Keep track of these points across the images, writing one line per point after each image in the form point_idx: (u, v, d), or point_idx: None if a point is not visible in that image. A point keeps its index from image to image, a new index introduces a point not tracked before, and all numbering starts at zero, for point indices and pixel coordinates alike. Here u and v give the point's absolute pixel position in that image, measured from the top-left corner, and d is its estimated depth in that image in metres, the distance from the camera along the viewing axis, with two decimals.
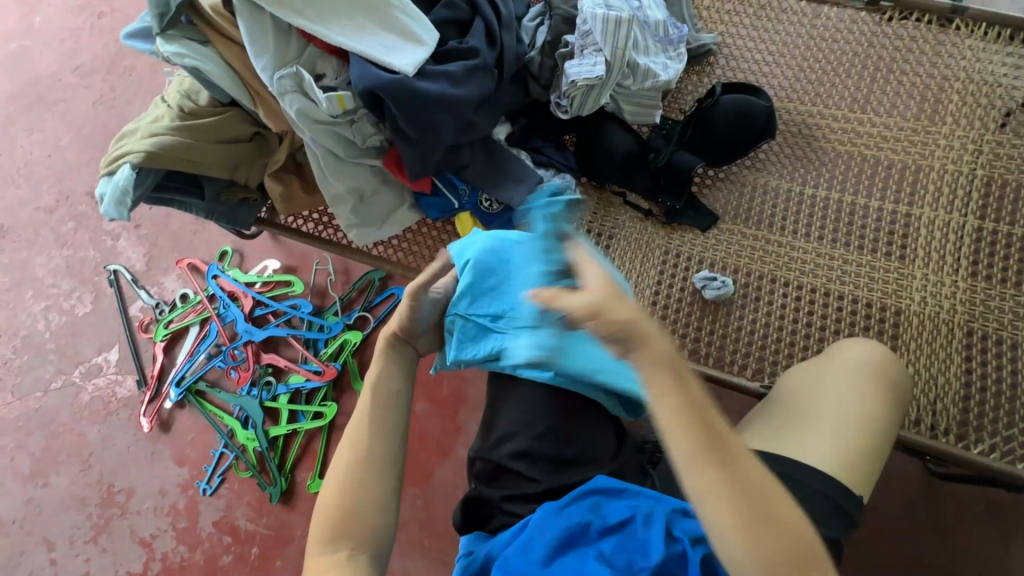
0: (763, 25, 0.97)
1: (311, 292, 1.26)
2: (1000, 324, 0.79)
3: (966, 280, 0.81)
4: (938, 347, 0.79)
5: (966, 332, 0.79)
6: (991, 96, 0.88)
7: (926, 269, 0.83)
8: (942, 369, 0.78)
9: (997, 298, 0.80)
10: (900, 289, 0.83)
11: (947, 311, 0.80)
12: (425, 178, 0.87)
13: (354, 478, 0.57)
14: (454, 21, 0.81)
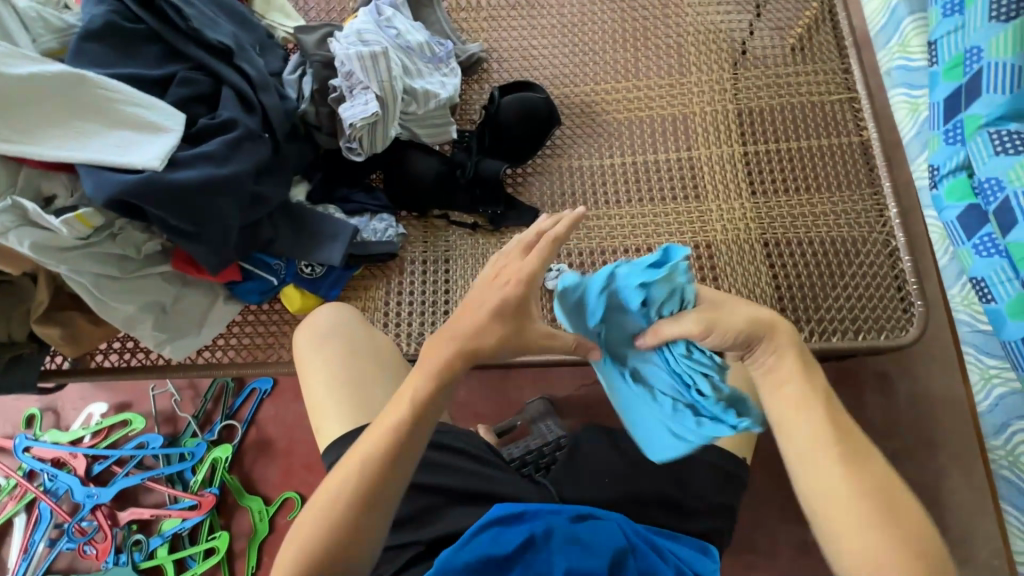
0: (519, 24, 1.03)
1: (158, 422, 1.10)
2: (784, 228, 0.92)
3: (749, 199, 0.93)
4: (746, 264, 0.90)
5: (762, 243, 0.91)
6: (717, 41, 1.02)
7: (718, 200, 0.94)
8: (755, 282, 0.88)
9: (776, 206, 0.93)
10: (703, 224, 0.92)
11: (743, 231, 0.92)
12: (230, 266, 0.79)
13: (343, 531, 0.51)
14: (198, 97, 0.74)
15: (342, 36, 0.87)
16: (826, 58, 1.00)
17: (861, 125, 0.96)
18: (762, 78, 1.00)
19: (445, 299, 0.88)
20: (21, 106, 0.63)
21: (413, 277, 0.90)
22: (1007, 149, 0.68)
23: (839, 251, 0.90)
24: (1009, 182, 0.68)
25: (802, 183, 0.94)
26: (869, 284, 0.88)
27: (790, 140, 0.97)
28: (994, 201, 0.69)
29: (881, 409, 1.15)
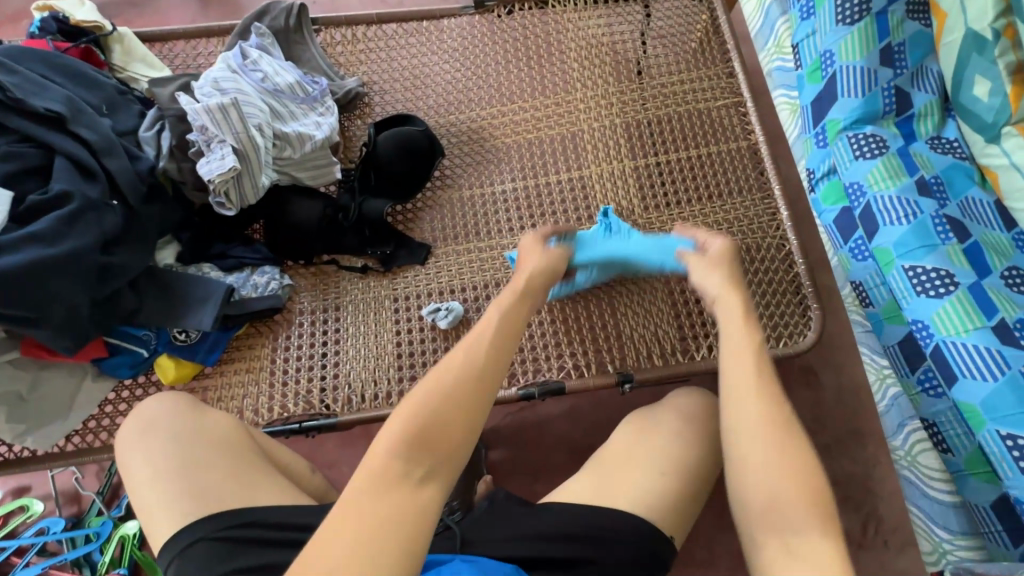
0: (396, 55, 1.00)
1: (61, 503, 1.04)
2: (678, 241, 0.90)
3: (642, 215, 0.91)
4: (643, 282, 0.87)
5: None
6: (600, 55, 1.00)
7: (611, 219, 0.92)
8: (653, 300, 0.86)
9: (668, 219, 0.91)
10: None
11: None
12: (90, 344, 0.75)
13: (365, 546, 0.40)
14: (27, 172, 0.69)
15: (197, 87, 0.83)
16: (710, 64, 1.00)
17: (748, 129, 0.95)
18: (651, 90, 0.98)
19: (335, 351, 0.84)
20: None
21: (302, 329, 0.86)
22: (864, 152, 0.67)
23: (734, 261, 0.89)
24: (868, 186, 0.65)
25: (696, 194, 0.93)
26: (767, 292, 0.86)
27: (681, 149, 0.95)
28: (856, 206, 0.67)
29: (810, 404, 1.15)
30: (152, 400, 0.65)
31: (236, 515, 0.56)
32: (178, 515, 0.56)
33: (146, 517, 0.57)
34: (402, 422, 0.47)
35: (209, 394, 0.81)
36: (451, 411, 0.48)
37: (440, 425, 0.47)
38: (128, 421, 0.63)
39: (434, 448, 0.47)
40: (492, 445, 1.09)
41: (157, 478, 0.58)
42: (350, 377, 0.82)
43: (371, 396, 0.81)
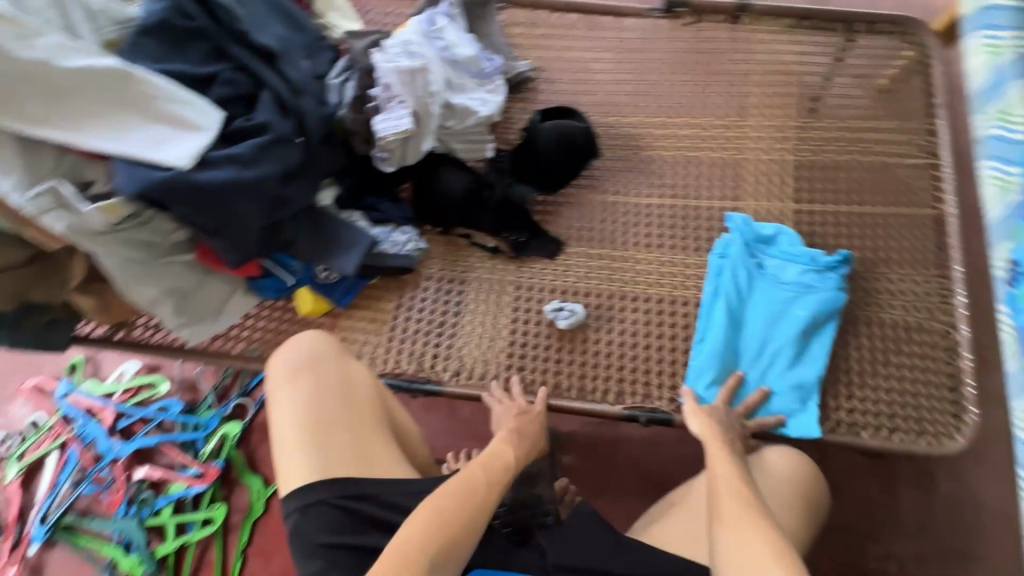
0: (573, 44, 0.99)
1: (180, 389, 1.16)
2: None
3: None
4: None
5: None
6: (787, 83, 0.93)
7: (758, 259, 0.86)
8: None
9: None
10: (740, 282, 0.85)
11: None
12: (250, 262, 0.81)
13: None
14: (237, 98, 0.75)
15: (388, 44, 0.86)
16: (909, 117, 0.90)
17: (938, 196, 0.85)
18: (834, 132, 0.90)
19: (453, 323, 0.87)
20: (67, 93, 0.64)
21: (426, 294, 0.89)
22: None
23: (887, 337, 0.80)
24: None
25: (859, 256, 0.85)
26: (919, 380, 0.77)
27: (853, 203, 0.87)
28: None
29: (916, 507, 1.04)
30: (291, 341, 0.71)
31: (355, 488, 0.63)
32: (310, 471, 0.64)
33: (283, 462, 0.65)
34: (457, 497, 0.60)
35: (335, 333, 0.87)
36: (453, 520, 0.58)
37: (444, 528, 0.57)
38: (269, 364, 0.71)
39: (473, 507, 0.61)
40: (567, 449, 1.08)
41: (298, 430, 0.65)
42: (463, 352, 0.85)
43: (478, 375, 0.83)
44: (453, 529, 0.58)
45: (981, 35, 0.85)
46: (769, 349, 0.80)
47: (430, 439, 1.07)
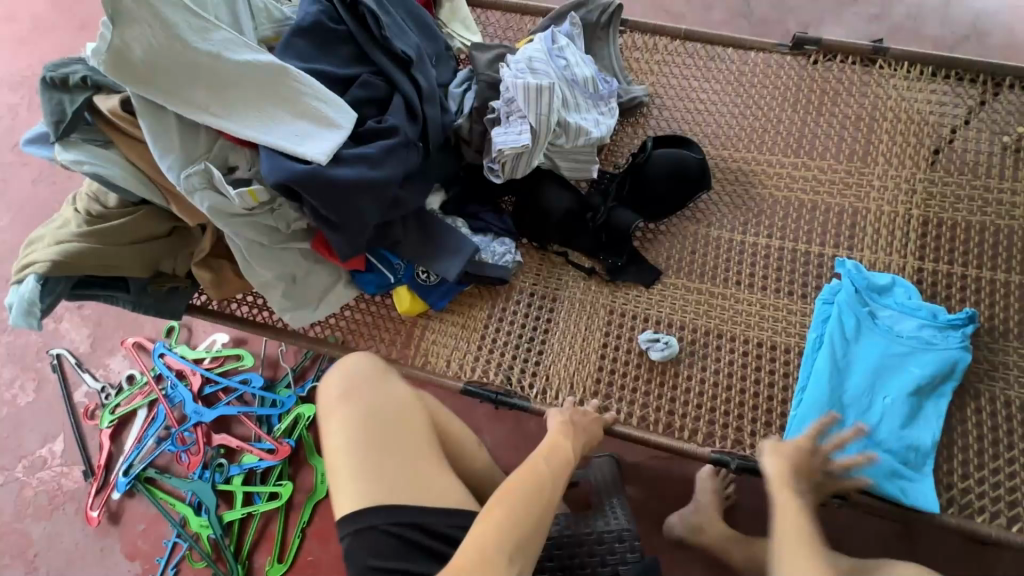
0: (692, 73, 0.98)
1: (262, 364, 1.21)
2: None
3: None
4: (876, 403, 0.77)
5: None
6: (919, 134, 0.88)
7: None
8: None
9: None
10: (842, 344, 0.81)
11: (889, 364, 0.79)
12: (358, 256, 0.84)
13: None
14: (371, 100, 0.78)
15: (513, 60, 0.88)
16: None
17: None
18: (968, 188, 0.85)
19: (541, 340, 0.87)
20: (230, 84, 0.69)
21: (517, 307, 0.90)
22: None
23: (1014, 417, 0.73)
24: None
25: (988, 324, 0.78)
26: None
27: (986, 268, 0.81)
28: None
29: None
30: (348, 359, 0.75)
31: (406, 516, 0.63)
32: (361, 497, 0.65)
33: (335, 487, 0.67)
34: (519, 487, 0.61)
35: (426, 334, 0.89)
36: (529, 513, 0.59)
37: (526, 520, 0.58)
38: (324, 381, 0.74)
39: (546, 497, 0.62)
40: (631, 480, 1.06)
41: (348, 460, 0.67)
42: (550, 370, 0.85)
43: (563, 395, 0.83)
44: (533, 525, 0.58)
45: None
46: (878, 405, 0.74)
47: (494, 449, 1.07)
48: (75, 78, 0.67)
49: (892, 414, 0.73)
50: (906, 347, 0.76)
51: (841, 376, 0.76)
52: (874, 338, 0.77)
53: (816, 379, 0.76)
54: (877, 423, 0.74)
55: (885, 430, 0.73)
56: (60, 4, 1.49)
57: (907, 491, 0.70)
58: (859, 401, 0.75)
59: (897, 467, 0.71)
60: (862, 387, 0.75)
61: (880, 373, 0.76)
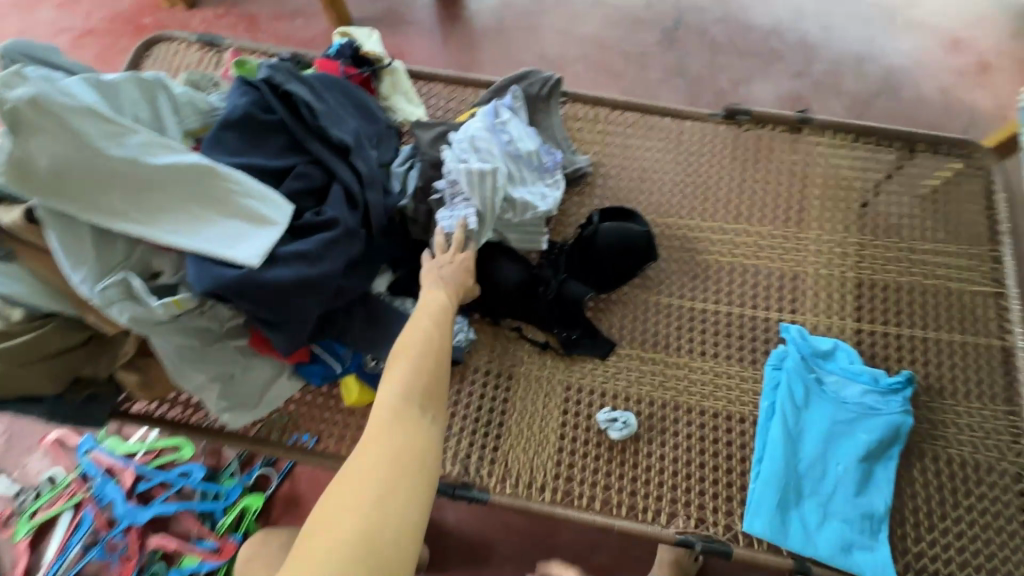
0: (633, 142, 1.00)
1: (204, 453, 1.13)
2: None
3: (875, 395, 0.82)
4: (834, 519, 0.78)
5: None
6: (846, 198, 0.93)
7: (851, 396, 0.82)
8: None
9: None
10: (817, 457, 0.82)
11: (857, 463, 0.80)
12: (301, 350, 0.80)
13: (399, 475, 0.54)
14: (308, 191, 0.75)
15: (456, 139, 0.87)
16: (972, 242, 0.89)
17: (1006, 328, 0.83)
18: (893, 248, 0.89)
19: (499, 422, 0.85)
20: (151, 188, 0.65)
21: (472, 388, 0.87)
22: None
23: (957, 475, 0.76)
24: None
25: (924, 382, 0.81)
26: (990, 525, 0.74)
27: (918, 326, 0.85)
28: None
29: None
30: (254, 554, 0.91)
31: None
32: None
33: None
34: (419, 347, 0.64)
35: None
36: (427, 378, 0.62)
37: (423, 372, 0.62)
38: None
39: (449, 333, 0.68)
40: (601, 550, 1.04)
41: None
42: (509, 456, 0.82)
43: (525, 481, 0.80)
44: (431, 372, 0.63)
45: None
46: (832, 473, 0.76)
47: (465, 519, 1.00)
48: None
49: (845, 481, 0.75)
50: (852, 412, 0.78)
51: (794, 445, 0.78)
52: (821, 404, 0.79)
53: (771, 450, 0.77)
54: (833, 492, 0.75)
55: (841, 498, 0.74)
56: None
57: (869, 561, 0.71)
58: (813, 470, 0.76)
59: (856, 536, 0.72)
60: (815, 455, 0.77)
61: (829, 440, 0.77)
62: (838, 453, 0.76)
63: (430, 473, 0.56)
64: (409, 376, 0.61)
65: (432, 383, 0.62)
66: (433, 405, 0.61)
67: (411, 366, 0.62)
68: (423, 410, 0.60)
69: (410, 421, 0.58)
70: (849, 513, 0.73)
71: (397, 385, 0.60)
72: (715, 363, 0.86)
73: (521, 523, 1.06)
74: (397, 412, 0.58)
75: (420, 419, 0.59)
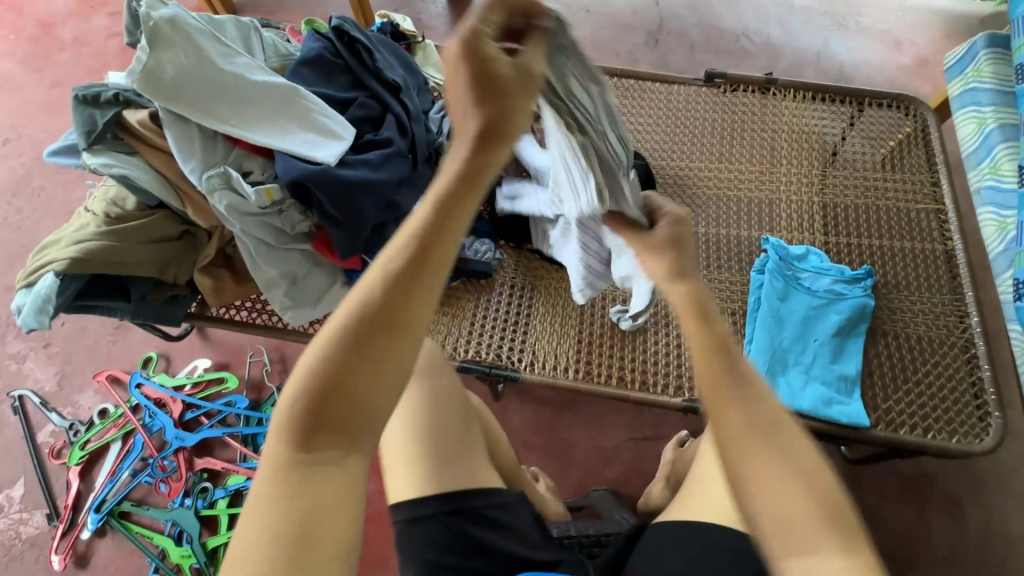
0: (631, 101, 1.18)
1: (246, 386, 1.22)
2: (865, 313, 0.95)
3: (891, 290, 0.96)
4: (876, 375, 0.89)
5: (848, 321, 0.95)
6: (811, 141, 1.11)
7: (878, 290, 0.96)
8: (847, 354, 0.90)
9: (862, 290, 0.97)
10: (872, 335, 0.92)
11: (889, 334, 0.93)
12: (355, 256, 0.92)
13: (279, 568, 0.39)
14: (368, 118, 0.91)
15: None
16: (916, 172, 1.06)
17: (946, 236, 0.99)
18: (851, 178, 1.07)
19: (525, 321, 0.97)
20: (248, 102, 0.80)
21: (500, 297, 1.00)
22: None
23: (913, 347, 0.91)
24: None
25: (882, 280, 0.97)
26: (946, 385, 0.87)
27: (875, 238, 1.02)
28: None
29: (948, 533, 1.08)
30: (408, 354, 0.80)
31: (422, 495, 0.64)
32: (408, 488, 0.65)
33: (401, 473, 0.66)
34: (324, 352, 0.43)
35: None
36: (364, 374, 0.43)
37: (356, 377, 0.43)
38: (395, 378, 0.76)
39: (403, 309, 0.43)
40: (613, 461, 1.14)
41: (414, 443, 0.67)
42: (536, 348, 0.95)
43: (550, 365, 0.93)
44: (364, 387, 0.43)
45: (969, 109, 1.04)
46: (811, 346, 0.91)
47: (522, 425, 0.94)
48: (107, 96, 0.76)
49: (822, 353, 0.89)
50: (825, 304, 0.93)
51: (779, 329, 0.92)
52: (801, 299, 0.94)
53: (760, 334, 0.91)
54: (813, 364, 0.89)
55: (820, 367, 0.88)
56: (53, 79, 1.62)
57: (850, 412, 0.83)
58: (795, 348, 0.91)
59: (835, 395, 0.85)
60: (796, 337, 0.91)
61: (807, 326, 0.92)
62: (815, 334, 0.91)
63: (332, 553, 0.40)
64: (308, 397, 0.42)
65: (353, 402, 0.43)
66: (353, 432, 0.43)
67: (314, 387, 0.42)
68: (325, 457, 0.42)
69: (311, 467, 0.42)
70: (829, 378, 0.87)
71: (292, 418, 0.42)
72: (709, 271, 1.00)
73: (540, 439, 1.16)
74: (288, 462, 0.42)
75: (323, 465, 0.42)
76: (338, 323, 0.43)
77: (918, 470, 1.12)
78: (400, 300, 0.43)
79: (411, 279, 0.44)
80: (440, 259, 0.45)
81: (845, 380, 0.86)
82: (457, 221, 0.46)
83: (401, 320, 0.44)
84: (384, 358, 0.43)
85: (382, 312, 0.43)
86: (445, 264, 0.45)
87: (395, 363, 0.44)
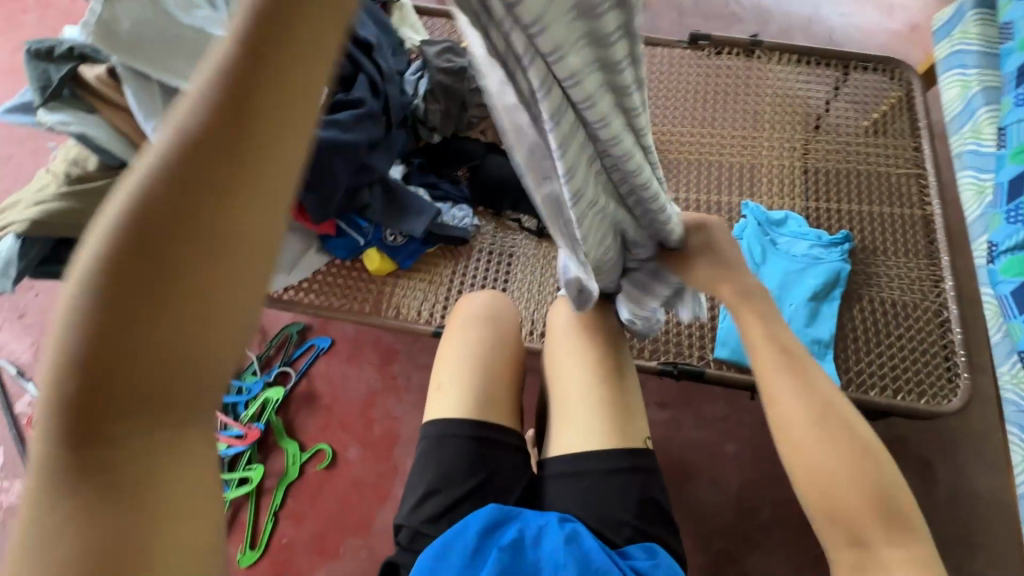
0: None
1: None
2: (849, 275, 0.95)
3: (924, 261, 0.94)
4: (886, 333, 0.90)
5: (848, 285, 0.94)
6: (795, 106, 1.09)
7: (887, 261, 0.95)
8: (846, 316, 0.91)
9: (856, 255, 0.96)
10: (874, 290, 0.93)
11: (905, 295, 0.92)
12: (329, 221, 0.92)
13: None
14: (339, 78, 0.88)
15: None
16: (899, 135, 1.05)
17: (925, 201, 0.99)
18: (834, 142, 1.06)
19: (503, 286, 0.99)
20: None
21: (478, 264, 1.01)
22: (1013, 219, 0.86)
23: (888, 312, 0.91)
24: None
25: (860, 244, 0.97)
26: (916, 349, 0.87)
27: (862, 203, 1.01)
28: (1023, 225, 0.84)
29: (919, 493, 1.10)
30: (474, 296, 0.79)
31: (460, 433, 0.66)
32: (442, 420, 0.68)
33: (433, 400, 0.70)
34: (86, 276, 0.26)
35: (395, 289, 0.97)
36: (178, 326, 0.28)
37: (169, 332, 0.28)
38: (456, 312, 0.78)
39: (191, 273, 0.27)
40: None
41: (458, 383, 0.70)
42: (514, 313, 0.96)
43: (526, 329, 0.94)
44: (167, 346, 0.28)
45: (954, 72, 1.03)
46: (786, 311, 0.91)
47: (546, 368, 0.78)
48: (61, 50, 0.73)
49: (799, 316, 0.90)
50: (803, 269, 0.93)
51: None
52: (779, 264, 0.95)
53: None
54: (791, 326, 0.89)
55: (795, 329, 0.89)
56: (16, 44, 1.56)
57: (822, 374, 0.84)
58: None
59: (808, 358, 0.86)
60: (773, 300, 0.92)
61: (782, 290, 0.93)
62: (792, 296, 0.92)
63: None
64: (63, 411, 0.28)
65: (122, 406, 0.28)
66: (149, 453, 0.30)
67: (65, 392, 0.27)
68: (112, 487, 0.29)
69: (110, 495, 0.29)
70: (805, 341, 0.88)
71: (50, 442, 0.29)
72: None
73: None
74: (60, 493, 0.29)
75: (130, 490, 0.30)
76: (87, 285, 0.26)
77: (890, 432, 1.14)
78: (194, 239, 0.27)
79: (207, 228, 0.27)
80: (257, 188, 0.28)
81: (820, 341, 0.87)
82: (258, 158, 0.28)
83: (198, 298, 0.28)
84: (178, 352, 0.28)
85: (145, 278, 0.27)
86: (265, 211, 0.28)
87: (198, 355, 0.29)
